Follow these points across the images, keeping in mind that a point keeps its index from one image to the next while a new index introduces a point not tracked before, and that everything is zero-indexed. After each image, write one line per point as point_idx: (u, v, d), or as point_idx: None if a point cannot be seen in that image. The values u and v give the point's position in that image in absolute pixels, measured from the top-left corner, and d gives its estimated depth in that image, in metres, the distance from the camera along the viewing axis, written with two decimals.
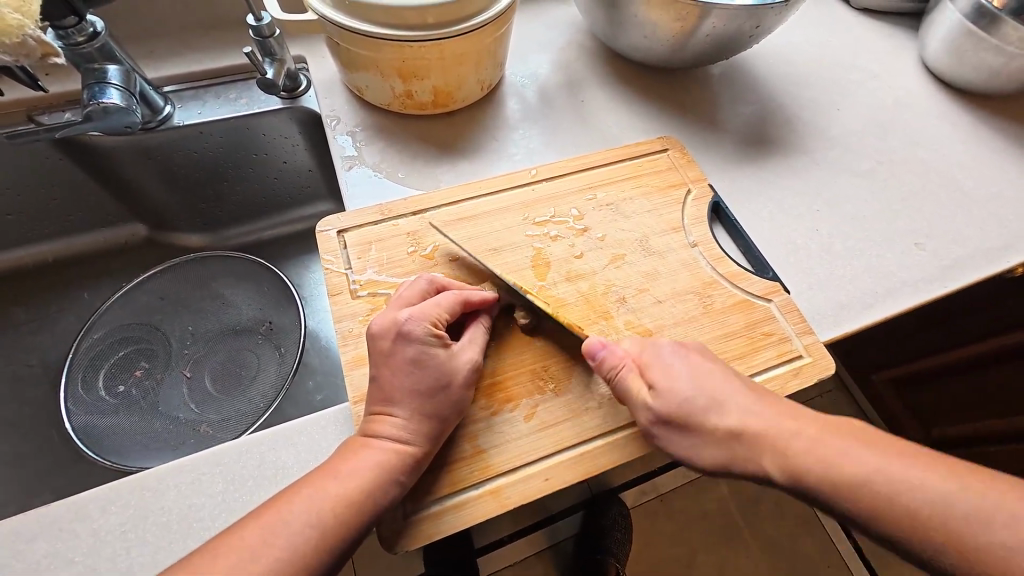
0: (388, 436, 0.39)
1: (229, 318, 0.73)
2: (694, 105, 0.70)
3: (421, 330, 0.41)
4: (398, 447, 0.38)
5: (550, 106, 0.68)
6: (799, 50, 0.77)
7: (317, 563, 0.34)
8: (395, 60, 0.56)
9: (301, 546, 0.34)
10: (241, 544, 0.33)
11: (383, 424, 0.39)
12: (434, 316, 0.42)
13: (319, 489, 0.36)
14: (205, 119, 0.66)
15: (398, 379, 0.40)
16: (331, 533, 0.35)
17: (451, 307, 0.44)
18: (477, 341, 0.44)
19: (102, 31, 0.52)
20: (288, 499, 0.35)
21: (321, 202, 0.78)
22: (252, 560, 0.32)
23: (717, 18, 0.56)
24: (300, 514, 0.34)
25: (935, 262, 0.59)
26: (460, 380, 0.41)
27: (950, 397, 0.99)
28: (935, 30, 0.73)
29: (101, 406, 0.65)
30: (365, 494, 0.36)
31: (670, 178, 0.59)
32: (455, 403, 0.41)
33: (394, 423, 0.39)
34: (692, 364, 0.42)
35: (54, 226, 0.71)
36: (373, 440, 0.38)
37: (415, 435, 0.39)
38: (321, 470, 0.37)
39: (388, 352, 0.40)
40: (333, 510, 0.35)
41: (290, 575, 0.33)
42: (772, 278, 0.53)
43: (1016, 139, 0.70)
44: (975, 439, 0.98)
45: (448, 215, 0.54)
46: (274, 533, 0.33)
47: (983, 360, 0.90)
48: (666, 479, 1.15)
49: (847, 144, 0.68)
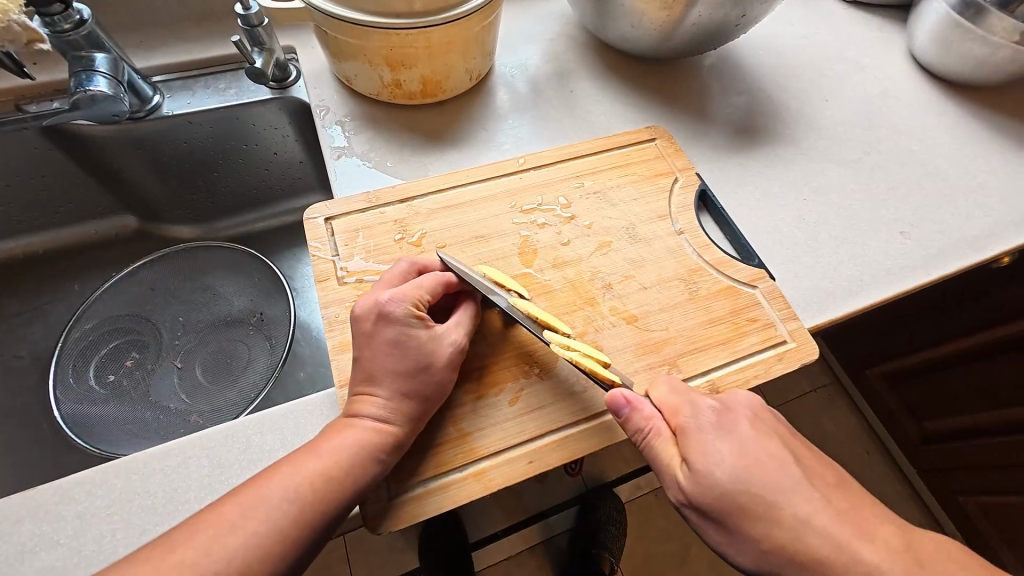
0: (370, 415, 0.39)
1: (220, 309, 0.73)
2: (683, 96, 0.70)
3: (401, 311, 0.41)
4: (380, 426, 0.39)
5: (539, 97, 0.68)
6: (787, 42, 0.77)
7: (296, 535, 0.35)
8: (383, 48, 0.56)
9: (280, 518, 0.34)
10: (219, 518, 0.34)
11: (365, 404, 0.40)
12: (415, 297, 0.43)
13: (298, 466, 0.37)
14: (194, 109, 0.66)
15: (379, 359, 0.40)
16: (310, 508, 0.36)
17: (433, 288, 0.44)
18: (463, 324, 0.44)
19: (89, 19, 0.52)
20: (268, 476, 0.36)
21: (313, 194, 0.78)
22: (231, 531, 0.33)
23: (703, 7, 0.57)
24: (278, 490, 0.35)
25: (921, 250, 0.59)
26: (442, 360, 0.42)
27: (941, 389, 0.99)
28: (921, 21, 0.74)
29: (92, 396, 0.65)
30: (343, 472, 0.37)
31: (657, 167, 0.59)
32: (436, 383, 0.41)
33: (376, 402, 0.40)
34: (737, 440, 0.38)
35: (44, 216, 0.71)
36: (355, 420, 0.39)
37: (396, 415, 0.39)
38: (303, 448, 0.38)
39: (369, 333, 0.41)
40: (312, 486, 0.36)
41: (267, 547, 0.34)
42: (757, 265, 0.53)
43: (1002, 129, 0.70)
44: (966, 430, 0.98)
45: (435, 203, 0.54)
46: (254, 506, 0.34)
47: (972, 352, 0.91)
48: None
49: (835, 135, 0.69)
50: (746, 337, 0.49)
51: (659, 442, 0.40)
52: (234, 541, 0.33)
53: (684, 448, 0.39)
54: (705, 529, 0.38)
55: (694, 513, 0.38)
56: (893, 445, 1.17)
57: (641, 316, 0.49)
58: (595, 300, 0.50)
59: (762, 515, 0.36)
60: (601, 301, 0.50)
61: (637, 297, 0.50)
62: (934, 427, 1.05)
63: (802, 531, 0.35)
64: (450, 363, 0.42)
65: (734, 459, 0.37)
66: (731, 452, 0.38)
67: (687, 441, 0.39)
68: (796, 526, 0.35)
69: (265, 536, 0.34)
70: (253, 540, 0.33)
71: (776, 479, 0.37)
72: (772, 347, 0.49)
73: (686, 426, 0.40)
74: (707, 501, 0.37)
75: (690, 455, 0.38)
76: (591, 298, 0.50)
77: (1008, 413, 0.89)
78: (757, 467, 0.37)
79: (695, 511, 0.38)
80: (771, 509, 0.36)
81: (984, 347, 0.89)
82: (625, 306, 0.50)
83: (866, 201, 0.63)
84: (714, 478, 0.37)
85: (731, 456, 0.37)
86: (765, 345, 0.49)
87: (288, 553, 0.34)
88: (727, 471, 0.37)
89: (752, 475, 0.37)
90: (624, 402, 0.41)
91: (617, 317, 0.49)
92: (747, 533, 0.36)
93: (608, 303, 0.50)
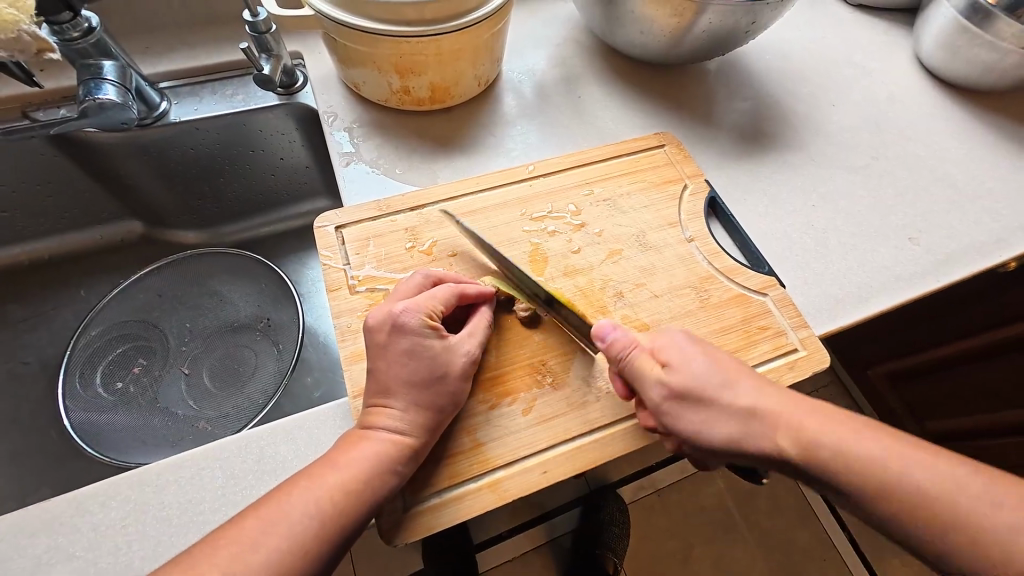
0: (386, 428, 0.39)
1: (227, 314, 0.73)
2: (690, 101, 0.70)
3: (416, 322, 0.41)
4: (396, 438, 0.39)
5: (547, 102, 0.68)
6: (794, 46, 0.77)
7: (318, 550, 0.35)
8: (392, 56, 0.56)
9: (301, 534, 0.34)
10: (242, 536, 0.34)
11: (381, 415, 0.40)
12: (429, 308, 0.42)
13: (317, 480, 0.36)
14: (201, 115, 0.65)
15: (395, 371, 0.40)
16: (331, 522, 0.35)
17: (447, 299, 0.44)
18: (476, 334, 0.44)
19: (98, 27, 0.52)
20: (287, 492, 0.36)
21: (319, 199, 0.78)
22: (254, 549, 0.33)
23: (713, 14, 0.57)
24: (299, 506, 0.35)
25: (929, 256, 0.59)
26: (456, 371, 0.42)
27: (944, 391, 1.00)
28: (928, 26, 0.74)
29: (100, 403, 0.65)
30: (362, 485, 0.37)
31: (667, 174, 0.59)
32: (451, 394, 0.41)
33: (392, 414, 0.39)
34: (708, 349, 0.43)
35: (50, 223, 0.70)
36: (371, 432, 0.39)
37: (412, 426, 0.40)
38: (319, 462, 0.38)
39: (385, 344, 0.41)
40: (332, 500, 0.36)
41: (290, 564, 0.34)
42: (768, 272, 0.53)
43: (1009, 134, 0.70)
44: (969, 433, 0.99)
45: (446, 211, 0.54)
46: (275, 523, 0.34)
47: (977, 355, 0.91)
48: (662, 474, 1.16)
49: (842, 140, 0.69)
50: (757, 346, 0.49)
51: (639, 354, 0.42)
52: (258, 559, 0.33)
53: (663, 356, 0.42)
54: (683, 419, 0.40)
55: (674, 405, 0.40)
56: None
57: (652, 324, 0.49)
58: (606, 309, 0.50)
59: (732, 398, 0.40)
60: (612, 309, 0.50)
61: (648, 305, 0.50)
62: (936, 430, 1.05)
63: (766, 411, 0.39)
64: (463, 374, 0.42)
65: (705, 360, 0.41)
66: (705, 360, 0.41)
67: (664, 351, 0.42)
68: (765, 407, 0.39)
69: (288, 553, 0.34)
70: (276, 558, 0.33)
71: (744, 379, 0.41)
72: (783, 356, 0.49)
73: (662, 341, 0.43)
74: (686, 389, 0.40)
75: (669, 359, 0.42)
76: (602, 307, 0.50)
77: (1012, 416, 0.89)
78: (725, 368, 0.41)
79: (676, 403, 0.40)
80: (741, 397, 0.40)
81: (988, 350, 0.89)
82: (637, 315, 0.50)
83: (875, 207, 0.63)
84: (691, 374, 0.41)
85: (702, 359, 0.41)
86: (776, 353, 0.49)
87: (310, 569, 0.34)
88: (703, 369, 0.41)
89: (723, 372, 0.41)
90: (608, 325, 0.44)
91: (629, 325, 0.49)
92: (723, 415, 0.40)
93: (619, 312, 0.50)
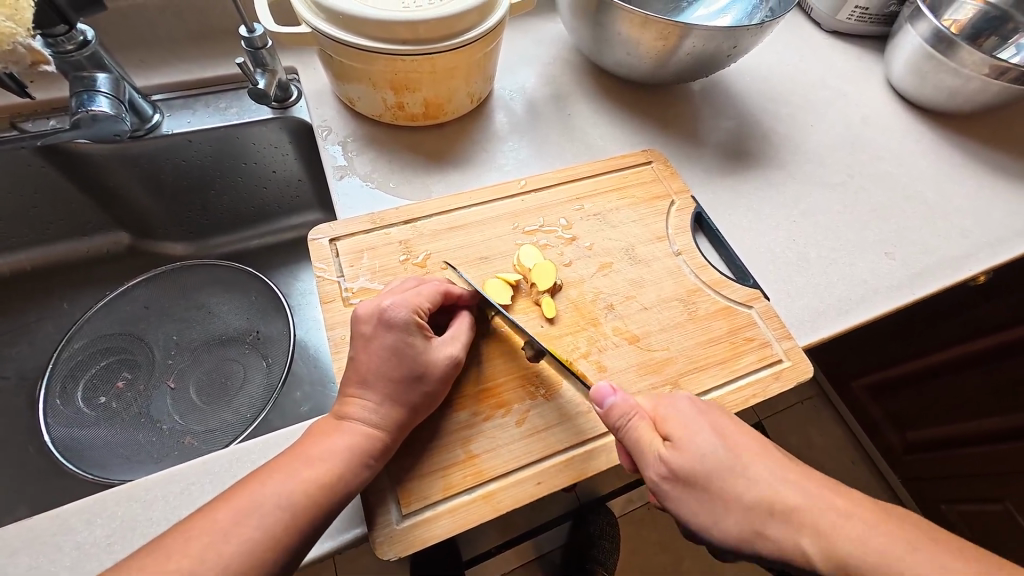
0: (361, 420, 0.39)
1: (215, 327, 0.72)
2: (676, 120, 0.73)
3: (403, 317, 0.42)
4: (371, 430, 0.39)
5: (538, 119, 0.70)
6: (773, 69, 0.81)
7: (283, 543, 0.34)
8: (387, 73, 0.57)
9: (271, 529, 0.34)
10: (215, 531, 0.33)
11: (357, 407, 0.40)
12: (417, 304, 0.43)
13: (292, 471, 0.36)
14: (195, 127, 0.65)
15: (376, 362, 0.41)
16: (300, 515, 0.35)
17: (434, 296, 0.44)
18: (459, 338, 0.45)
19: (93, 40, 0.52)
20: (259, 481, 0.36)
21: (310, 212, 0.79)
22: (225, 544, 0.33)
23: (697, 38, 0.59)
24: (273, 496, 0.35)
25: (904, 270, 0.62)
26: (436, 371, 0.42)
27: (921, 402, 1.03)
28: (898, 52, 0.77)
29: (82, 418, 0.64)
30: (334, 478, 0.37)
31: (654, 190, 0.61)
32: (429, 394, 0.42)
33: (366, 406, 0.40)
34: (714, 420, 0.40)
35: (35, 234, 0.69)
36: (346, 423, 0.39)
37: (387, 421, 0.40)
38: (294, 454, 0.38)
39: (370, 336, 0.41)
40: (305, 496, 0.36)
41: (262, 559, 0.33)
42: (752, 285, 0.55)
43: (973, 155, 0.74)
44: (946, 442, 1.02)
45: (438, 224, 0.55)
46: (244, 516, 0.34)
47: (955, 366, 0.94)
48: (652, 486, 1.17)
49: (819, 158, 0.72)
50: (743, 357, 0.51)
51: (640, 424, 0.40)
52: (229, 552, 0.33)
53: (667, 430, 0.40)
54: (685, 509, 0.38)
55: (673, 487, 0.38)
56: (879, 456, 1.20)
57: (642, 336, 0.50)
58: (597, 321, 0.51)
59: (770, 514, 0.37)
60: (603, 321, 0.51)
61: (638, 317, 0.51)
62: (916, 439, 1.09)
63: None
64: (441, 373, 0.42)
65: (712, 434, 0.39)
66: (704, 438, 0.39)
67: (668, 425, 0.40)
68: None
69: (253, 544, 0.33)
70: (242, 553, 0.33)
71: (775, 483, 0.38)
72: (769, 366, 0.51)
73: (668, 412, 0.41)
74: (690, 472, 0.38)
75: (672, 432, 0.39)
76: (594, 318, 0.51)
77: (987, 424, 0.92)
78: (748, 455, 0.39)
79: (675, 486, 0.38)
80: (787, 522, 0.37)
81: (963, 359, 0.92)
82: (627, 326, 0.51)
83: (854, 223, 0.66)
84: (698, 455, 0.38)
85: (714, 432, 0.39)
86: (762, 363, 0.51)
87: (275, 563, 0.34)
88: (700, 454, 0.38)
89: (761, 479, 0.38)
90: (605, 386, 0.41)
91: (620, 337, 0.50)
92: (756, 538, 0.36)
93: (610, 324, 0.51)
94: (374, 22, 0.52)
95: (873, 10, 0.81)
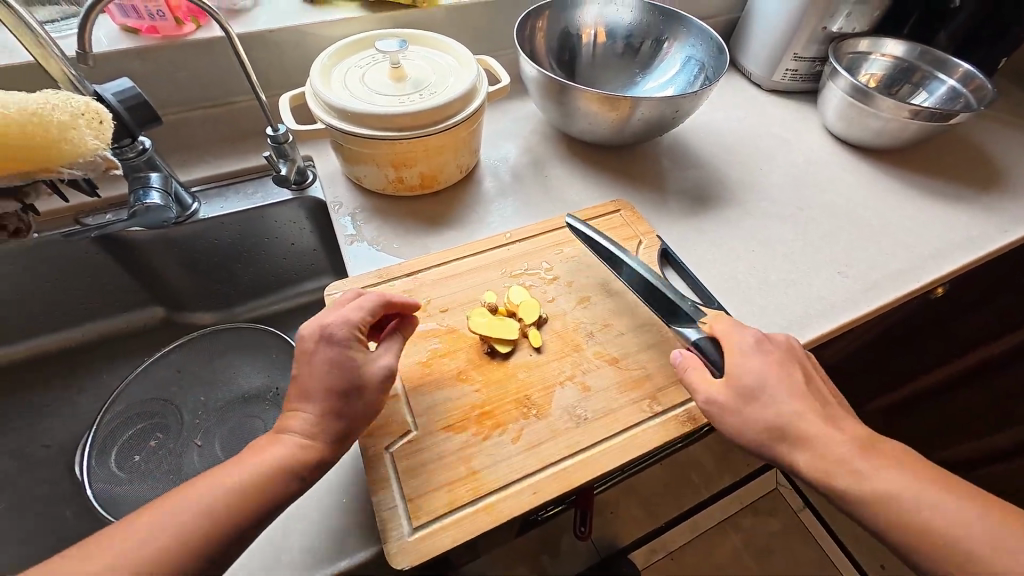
0: (296, 430, 0.44)
1: (239, 386, 0.79)
2: (642, 173, 0.84)
3: (343, 332, 0.46)
4: (302, 441, 0.43)
5: (520, 181, 0.81)
6: (724, 125, 0.93)
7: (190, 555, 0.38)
8: (388, 154, 0.69)
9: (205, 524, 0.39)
10: None
11: (296, 419, 0.44)
12: (359, 321, 0.48)
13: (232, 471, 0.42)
14: (226, 211, 0.76)
15: (310, 376, 0.45)
16: (233, 513, 0.40)
17: (374, 310, 0.49)
18: (393, 348, 0.48)
19: (149, 147, 0.64)
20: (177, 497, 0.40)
21: (325, 276, 0.88)
22: None
23: (644, 107, 0.71)
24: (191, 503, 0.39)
25: (858, 285, 0.69)
26: (373, 383, 0.46)
27: (941, 419, 1.08)
28: (827, 103, 0.89)
29: (116, 476, 0.68)
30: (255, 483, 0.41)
31: (624, 233, 0.70)
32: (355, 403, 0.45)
33: (304, 418, 0.44)
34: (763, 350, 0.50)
35: (83, 313, 0.79)
36: (283, 434, 0.44)
37: (322, 433, 0.44)
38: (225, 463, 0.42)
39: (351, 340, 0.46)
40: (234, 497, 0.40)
41: None
42: (717, 307, 0.62)
43: (910, 181, 0.84)
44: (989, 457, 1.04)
45: (436, 274, 0.63)
46: (165, 521, 0.38)
47: (980, 375, 0.97)
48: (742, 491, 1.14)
49: (772, 195, 0.81)
50: None
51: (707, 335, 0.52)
52: None
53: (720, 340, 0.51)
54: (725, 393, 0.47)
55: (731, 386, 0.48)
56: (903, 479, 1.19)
57: (621, 357, 0.56)
58: (580, 346, 0.57)
59: None
60: (585, 346, 0.57)
61: (616, 341, 0.58)
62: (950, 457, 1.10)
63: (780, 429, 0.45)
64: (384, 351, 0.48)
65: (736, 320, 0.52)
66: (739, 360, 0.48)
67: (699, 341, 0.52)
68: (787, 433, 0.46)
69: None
70: (164, 552, 0.37)
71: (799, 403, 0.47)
72: None
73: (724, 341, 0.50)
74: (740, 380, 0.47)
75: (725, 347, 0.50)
76: (577, 345, 0.57)
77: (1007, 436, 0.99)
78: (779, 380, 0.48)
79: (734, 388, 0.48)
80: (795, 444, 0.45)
81: (970, 371, 0.97)
82: (607, 350, 0.57)
83: (808, 248, 0.74)
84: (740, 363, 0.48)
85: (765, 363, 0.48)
86: None
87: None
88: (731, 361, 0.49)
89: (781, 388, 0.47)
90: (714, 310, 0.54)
91: (601, 359, 0.56)
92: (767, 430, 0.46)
93: (591, 348, 0.57)
94: (376, 117, 0.64)
95: (802, 71, 0.95)
